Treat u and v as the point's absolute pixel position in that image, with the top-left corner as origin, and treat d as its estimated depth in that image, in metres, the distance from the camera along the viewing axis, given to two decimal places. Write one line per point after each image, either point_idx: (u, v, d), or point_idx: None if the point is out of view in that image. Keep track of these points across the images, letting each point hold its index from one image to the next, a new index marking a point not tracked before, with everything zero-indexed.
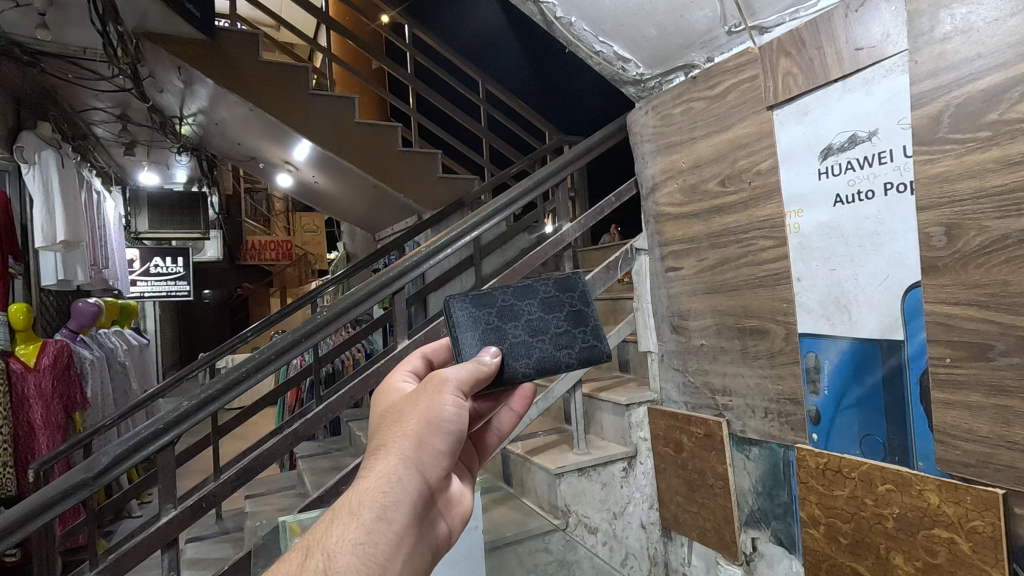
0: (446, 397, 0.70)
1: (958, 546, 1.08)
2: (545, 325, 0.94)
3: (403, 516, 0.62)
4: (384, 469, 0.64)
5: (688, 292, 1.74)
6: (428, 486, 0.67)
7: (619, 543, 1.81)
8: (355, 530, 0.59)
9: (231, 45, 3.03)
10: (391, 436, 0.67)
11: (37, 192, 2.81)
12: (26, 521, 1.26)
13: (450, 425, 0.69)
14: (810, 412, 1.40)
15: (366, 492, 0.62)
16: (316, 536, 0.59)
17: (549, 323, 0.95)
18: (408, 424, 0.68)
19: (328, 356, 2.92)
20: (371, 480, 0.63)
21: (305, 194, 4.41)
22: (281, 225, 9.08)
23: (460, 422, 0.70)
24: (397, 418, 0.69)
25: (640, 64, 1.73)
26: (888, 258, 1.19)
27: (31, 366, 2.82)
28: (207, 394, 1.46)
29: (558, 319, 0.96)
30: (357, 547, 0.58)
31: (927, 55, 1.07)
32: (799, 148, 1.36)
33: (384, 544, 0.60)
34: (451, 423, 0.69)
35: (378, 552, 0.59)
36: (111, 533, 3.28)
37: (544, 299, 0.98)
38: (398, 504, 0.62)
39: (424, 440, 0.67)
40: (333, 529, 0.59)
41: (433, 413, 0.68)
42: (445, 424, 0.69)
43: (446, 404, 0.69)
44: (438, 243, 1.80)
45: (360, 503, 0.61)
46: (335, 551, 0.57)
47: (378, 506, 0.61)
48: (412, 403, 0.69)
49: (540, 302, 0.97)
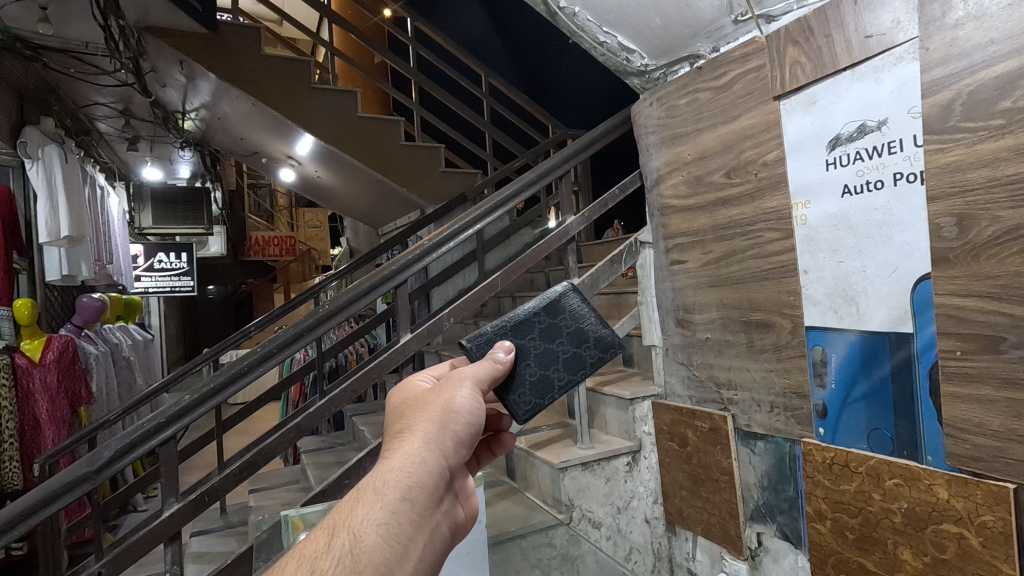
0: (461, 390, 0.74)
1: (968, 541, 1.07)
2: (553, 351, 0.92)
3: (426, 496, 0.62)
4: (409, 451, 0.65)
5: (693, 286, 1.72)
6: (450, 469, 0.67)
7: (623, 537, 1.80)
8: (381, 508, 0.58)
9: (232, 38, 3.01)
10: (412, 424, 0.69)
11: (41, 188, 2.80)
12: (31, 514, 1.26)
13: (469, 416, 0.72)
14: (816, 405, 1.38)
15: (391, 473, 0.62)
16: (340, 516, 0.57)
17: (554, 345, 0.93)
18: (431, 411, 0.70)
19: (332, 350, 2.91)
20: (397, 461, 0.63)
21: (307, 188, 4.40)
22: (285, 221, 9.09)
23: (473, 410, 0.73)
24: (419, 407, 0.72)
25: (644, 55, 1.71)
26: (897, 249, 1.17)
27: (36, 361, 2.83)
28: (208, 387, 1.45)
29: (564, 350, 0.93)
30: (383, 527, 0.56)
31: (939, 42, 1.05)
32: (806, 138, 1.34)
33: (408, 525, 0.58)
34: (471, 414, 0.72)
35: (402, 531, 0.57)
36: (116, 527, 3.30)
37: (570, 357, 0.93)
38: (422, 485, 0.62)
39: (445, 426, 0.69)
40: (357, 509, 0.57)
41: (452, 402, 0.72)
42: (462, 414, 0.71)
43: (462, 394, 0.73)
44: (440, 235, 1.79)
45: (384, 484, 0.60)
46: (361, 530, 0.55)
47: (403, 487, 0.60)
48: (433, 394, 0.73)
49: (573, 352, 0.94)
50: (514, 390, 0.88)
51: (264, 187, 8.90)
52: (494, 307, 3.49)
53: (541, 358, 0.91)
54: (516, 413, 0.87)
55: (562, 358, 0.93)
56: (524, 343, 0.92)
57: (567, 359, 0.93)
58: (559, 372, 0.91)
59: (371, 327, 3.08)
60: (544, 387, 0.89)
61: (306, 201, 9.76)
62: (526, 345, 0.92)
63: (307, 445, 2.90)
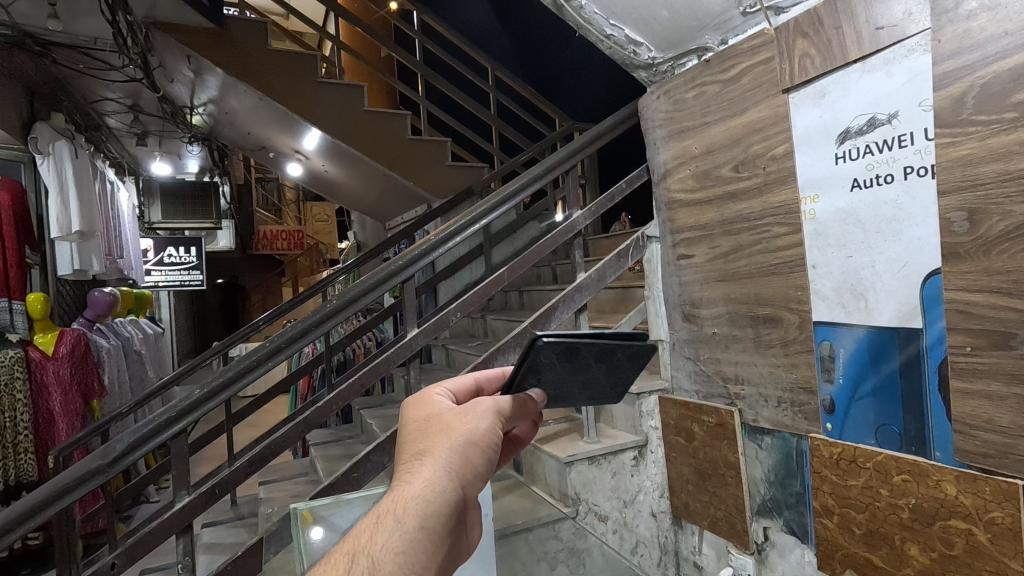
0: (483, 421, 0.77)
1: (975, 537, 1.06)
2: (593, 380, 0.94)
3: (440, 526, 0.64)
4: (429, 477, 0.67)
5: (700, 281, 1.71)
6: (464, 498, 0.71)
7: (629, 531, 1.81)
8: (399, 537, 0.60)
9: (240, 33, 3.02)
10: (436, 445, 0.72)
11: (52, 183, 2.83)
12: (45, 506, 1.28)
13: (486, 445, 0.76)
14: (824, 401, 1.37)
15: (410, 499, 0.64)
16: (359, 543, 0.59)
17: (586, 375, 0.92)
18: (452, 436, 0.74)
19: (341, 344, 2.92)
20: (416, 486, 0.66)
21: (316, 184, 4.43)
22: (292, 215, 9.16)
23: (486, 447, 0.76)
24: (442, 430, 0.75)
25: (651, 47, 1.70)
26: (907, 244, 1.16)
27: (49, 354, 2.86)
28: (222, 379, 1.48)
29: (597, 367, 0.91)
30: (400, 555, 0.59)
31: (951, 33, 1.03)
32: (815, 132, 1.33)
33: (423, 553, 0.61)
34: (488, 444, 0.76)
35: (417, 560, 0.60)
36: (129, 518, 3.37)
37: (615, 361, 0.92)
38: (439, 514, 0.65)
39: (464, 454, 0.72)
40: (377, 535, 0.60)
41: (471, 432, 0.75)
42: (481, 444, 0.75)
43: (483, 424, 0.77)
44: (447, 230, 1.78)
45: (404, 511, 0.63)
46: (380, 558, 0.58)
47: (421, 515, 0.63)
48: (457, 419, 0.77)
49: (606, 363, 0.92)
50: (532, 364, 0.84)
51: (270, 181, 8.95)
52: (501, 301, 3.51)
53: (568, 369, 0.90)
54: (535, 351, 0.83)
55: (591, 359, 0.90)
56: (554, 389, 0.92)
57: (603, 368, 0.92)
58: (585, 355, 0.89)
59: (378, 322, 3.06)
60: (567, 352, 0.86)
61: (313, 195, 9.82)
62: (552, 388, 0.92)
63: (315, 439, 2.92)
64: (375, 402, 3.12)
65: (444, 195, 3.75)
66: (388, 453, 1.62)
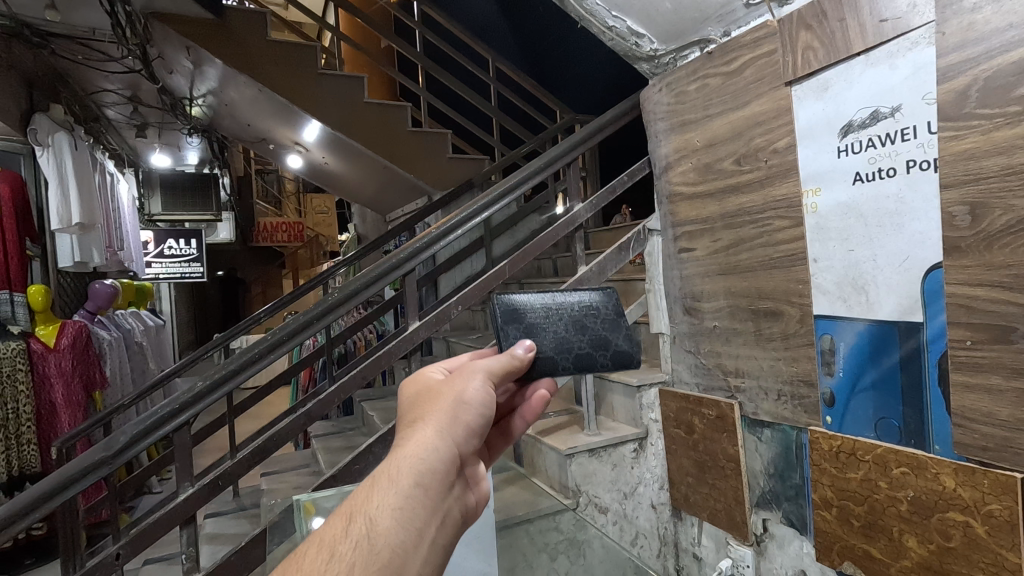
0: (474, 381, 0.75)
1: (973, 530, 1.07)
2: (580, 323, 1.02)
3: (436, 486, 0.64)
4: (421, 439, 0.66)
5: (701, 274, 1.72)
6: (460, 458, 0.69)
7: (629, 522, 1.82)
8: (393, 496, 0.60)
9: (239, 24, 3.00)
10: (428, 409, 0.71)
11: (52, 174, 2.83)
12: (51, 497, 1.29)
13: (480, 405, 0.73)
14: (825, 394, 1.38)
15: (404, 459, 0.64)
16: (357, 503, 0.60)
17: (568, 319, 1.02)
18: (443, 399, 0.72)
19: (342, 336, 2.93)
20: (409, 449, 0.65)
21: (316, 176, 4.42)
22: (293, 207, 9.14)
23: (483, 408, 0.73)
24: (434, 396, 0.73)
25: (654, 39, 1.69)
26: (908, 238, 1.16)
27: (51, 346, 2.87)
28: (224, 372, 1.48)
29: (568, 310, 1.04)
30: (397, 513, 0.59)
31: (956, 26, 1.03)
32: (818, 125, 1.32)
33: (421, 510, 0.61)
34: (482, 404, 0.73)
35: (414, 517, 0.60)
36: (132, 509, 3.40)
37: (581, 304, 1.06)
38: (434, 472, 0.64)
39: (456, 415, 0.70)
40: (372, 496, 0.60)
41: (463, 393, 0.73)
42: (474, 404, 0.72)
43: (475, 384, 0.74)
44: (448, 223, 1.78)
45: (398, 471, 0.62)
46: (375, 517, 0.58)
47: (415, 474, 0.62)
48: (448, 384, 0.75)
49: (574, 306, 1.05)
50: (500, 316, 0.99)
51: (271, 173, 8.93)
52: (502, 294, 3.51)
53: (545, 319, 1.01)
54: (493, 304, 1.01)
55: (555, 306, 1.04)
56: (550, 338, 0.97)
57: (574, 310, 1.04)
58: (546, 305, 1.03)
59: (379, 314, 3.06)
60: (525, 303, 1.03)
61: (314, 187, 9.80)
62: (548, 336, 0.97)
63: (316, 431, 2.93)
64: (377, 394, 3.14)
65: (444, 188, 3.74)
66: (390, 445, 1.63)
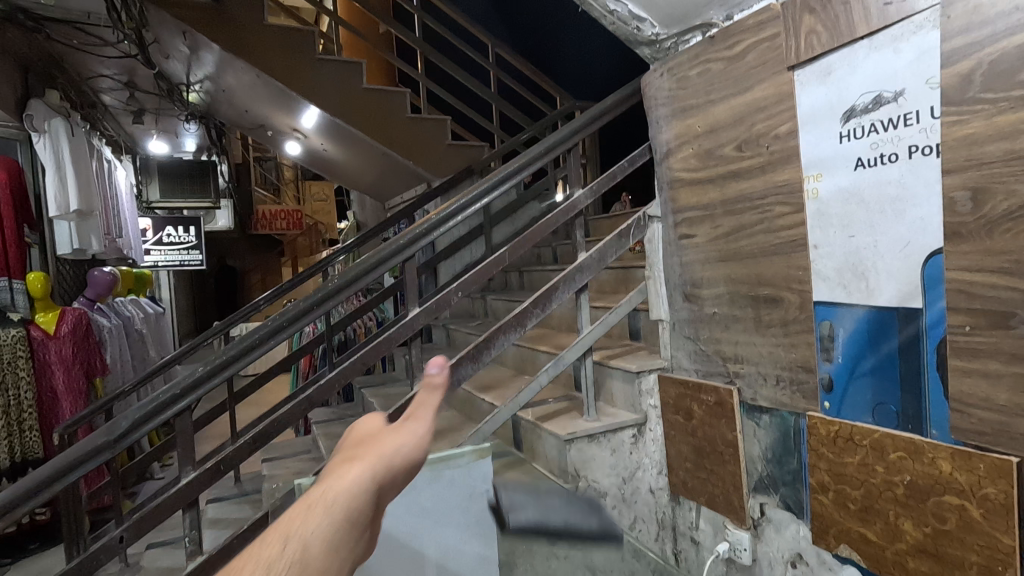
0: (410, 440, 0.77)
1: (968, 513, 1.08)
2: None
3: (362, 528, 0.64)
4: (355, 474, 0.67)
5: (701, 260, 1.72)
6: (381, 503, 0.69)
7: (628, 506, 1.84)
8: (328, 523, 0.60)
9: (236, 9, 2.96)
10: (366, 453, 0.72)
11: (49, 160, 2.82)
12: (56, 480, 1.30)
13: (408, 461, 0.75)
14: (823, 379, 1.38)
15: (337, 489, 0.64)
16: (292, 522, 0.59)
17: None
18: (381, 449, 0.74)
19: (341, 324, 2.94)
20: (343, 482, 0.66)
21: (315, 163, 4.39)
22: (292, 194, 9.10)
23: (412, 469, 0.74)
24: (371, 445, 0.75)
25: (656, 23, 1.67)
26: (909, 224, 1.16)
27: (51, 333, 2.88)
28: (224, 357, 1.48)
29: None
30: (327, 541, 0.59)
31: (961, 9, 1.02)
32: (820, 111, 1.31)
33: (345, 544, 0.61)
34: (410, 461, 0.75)
35: (340, 548, 0.60)
36: (135, 494, 3.43)
37: None
38: (362, 507, 0.65)
39: (388, 462, 0.72)
40: (307, 518, 0.60)
41: (397, 448, 0.75)
42: (404, 457, 0.74)
43: (409, 444, 0.76)
44: (448, 209, 1.78)
45: (331, 500, 0.63)
46: (309, 539, 0.58)
47: (346, 506, 0.63)
48: (387, 436, 0.77)
49: None
50: None
51: (269, 160, 8.88)
52: (501, 281, 3.51)
53: None
54: None
55: None
56: None
57: None
58: None
59: (378, 302, 3.06)
60: None
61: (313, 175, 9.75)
62: None
63: (317, 417, 2.95)
64: (377, 380, 3.15)
65: (444, 175, 3.72)
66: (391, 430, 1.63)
